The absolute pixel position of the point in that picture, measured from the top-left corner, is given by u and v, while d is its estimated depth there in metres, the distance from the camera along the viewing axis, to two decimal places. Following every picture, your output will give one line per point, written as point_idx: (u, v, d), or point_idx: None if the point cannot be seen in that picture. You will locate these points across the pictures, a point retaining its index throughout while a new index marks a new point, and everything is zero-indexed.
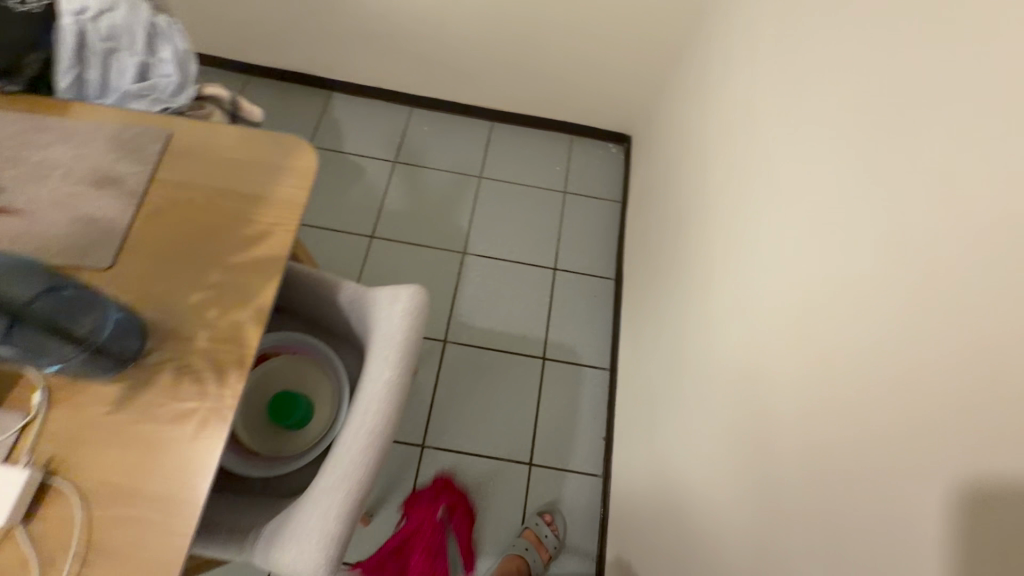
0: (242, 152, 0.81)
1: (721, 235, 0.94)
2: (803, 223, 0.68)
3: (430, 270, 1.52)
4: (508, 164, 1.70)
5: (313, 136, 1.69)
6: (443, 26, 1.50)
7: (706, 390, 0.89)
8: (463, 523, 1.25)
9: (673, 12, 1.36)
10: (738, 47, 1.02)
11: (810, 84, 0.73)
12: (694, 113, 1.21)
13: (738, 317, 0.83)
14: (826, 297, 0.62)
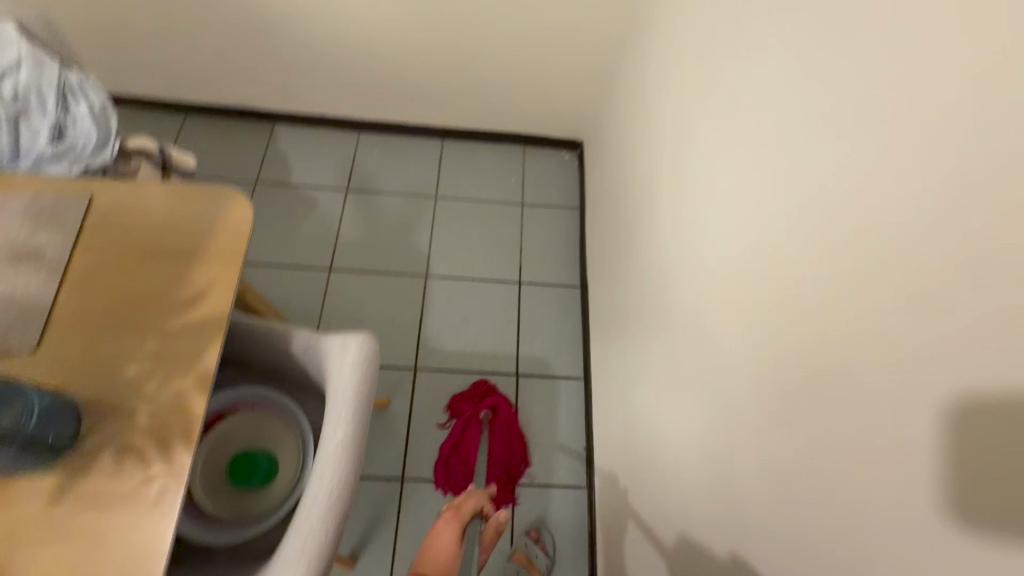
0: (170, 210, 0.78)
1: (673, 242, 0.94)
2: (748, 230, 0.69)
3: (394, 297, 1.49)
4: (463, 181, 1.68)
5: (259, 170, 1.64)
6: (381, 49, 1.48)
7: (671, 400, 0.89)
8: (504, 423, 1.34)
9: (609, 18, 1.37)
10: (675, 54, 1.03)
11: (737, 90, 0.74)
12: (640, 119, 1.21)
13: (692, 324, 0.83)
14: (773, 303, 0.62)
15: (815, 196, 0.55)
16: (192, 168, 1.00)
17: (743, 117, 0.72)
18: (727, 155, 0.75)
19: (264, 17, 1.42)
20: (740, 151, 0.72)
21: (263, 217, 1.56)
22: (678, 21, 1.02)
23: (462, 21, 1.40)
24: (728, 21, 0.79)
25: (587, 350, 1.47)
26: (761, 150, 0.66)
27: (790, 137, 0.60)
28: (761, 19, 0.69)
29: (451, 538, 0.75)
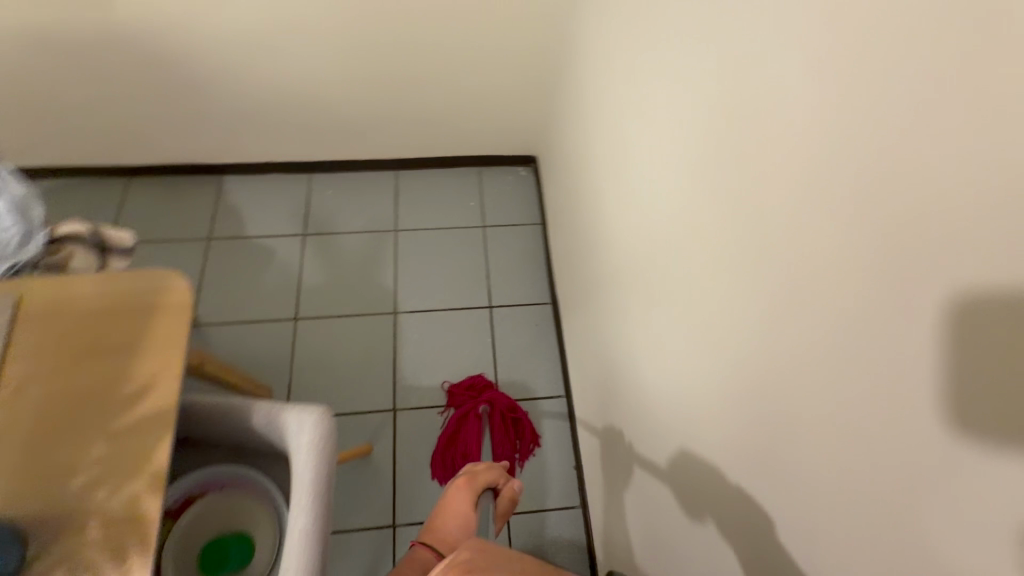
0: (104, 300, 0.75)
1: (637, 260, 0.94)
2: (708, 256, 0.69)
3: (365, 338, 1.47)
4: (422, 210, 1.67)
5: (212, 226, 1.60)
6: (322, 87, 1.46)
7: (659, 419, 0.89)
8: (502, 418, 1.37)
9: (542, 32, 1.38)
10: (609, 73, 1.04)
11: (681, 112, 0.74)
12: (585, 134, 1.22)
13: (669, 343, 0.83)
14: (744, 329, 0.62)
15: (770, 224, 0.55)
16: (131, 243, 0.97)
17: (689, 140, 0.72)
18: (679, 178, 0.76)
19: (197, 69, 1.40)
20: (690, 175, 0.72)
21: (221, 275, 1.52)
22: (608, 40, 1.03)
23: (398, 49, 1.40)
24: (659, 43, 0.80)
25: (565, 366, 1.46)
26: (713, 175, 0.66)
27: (740, 163, 0.61)
28: (693, 42, 0.70)
29: (463, 511, 0.69)
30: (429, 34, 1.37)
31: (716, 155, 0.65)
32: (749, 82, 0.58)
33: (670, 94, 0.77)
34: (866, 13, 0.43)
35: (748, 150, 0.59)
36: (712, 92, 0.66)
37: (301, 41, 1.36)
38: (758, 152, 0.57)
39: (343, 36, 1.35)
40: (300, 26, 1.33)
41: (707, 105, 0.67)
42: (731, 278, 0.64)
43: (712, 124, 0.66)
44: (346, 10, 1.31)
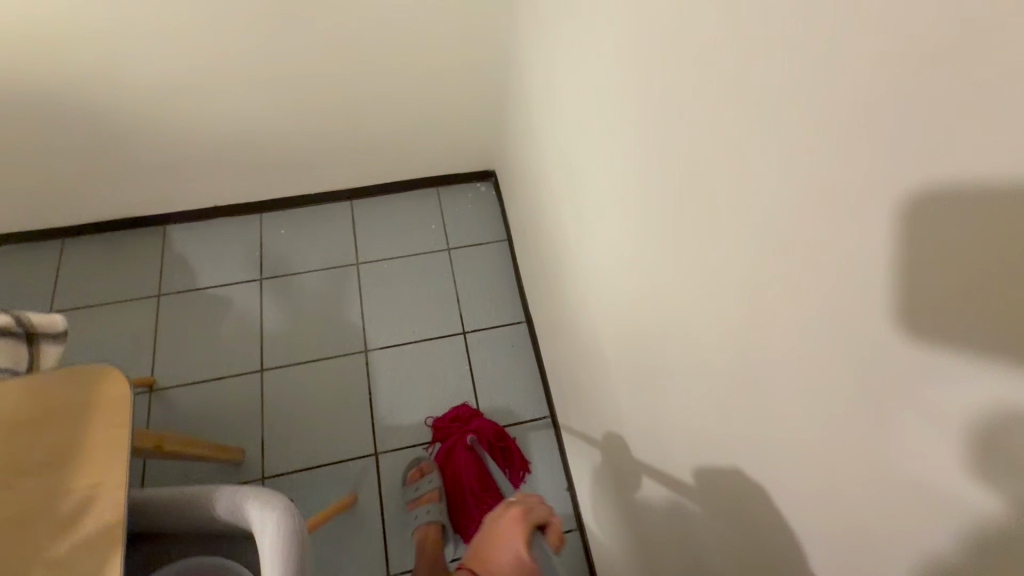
0: (34, 407, 0.69)
1: (607, 286, 0.91)
2: (680, 289, 0.67)
3: (337, 381, 1.41)
4: (382, 239, 1.61)
5: (160, 281, 1.51)
6: (260, 124, 1.39)
7: (649, 448, 0.86)
8: (493, 440, 1.32)
9: (485, 46, 1.33)
10: (555, 92, 1.00)
11: (635, 138, 0.71)
12: (540, 152, 1.18)
13: (651, 372, 0.80)
14: (732, 368, 0.60)
15: (750, 264, 0.53)
16: (63, 325, 0.91)
17: (647, 169, 0.69)
18: (641, 207, 0.73)
19: (121, 120, 1.31)
20: (653, 205, 0.69)
21: (177, 333, 1.44)
22: (550, 58, 1.00)
23: (336, 78, 1.33)
24: (603, 64, 0.77)
25: (546, 386, 1.43)
26: (677, 207, 0.63)
27: (705, 197, 0.58)
28: (639, 67, 0.67)
29: (513, 540, 0.65)
30: (366, 60, 1.30)
31: (678, 187, 0.63)
32: (703, 114, 0.55)
33: (621, 119, 0.74)
34: (822, 55, 0.40)
35: (713, 186, 0.56)
36: (665, 121, 0.63)
37: (229, 79, 1.28)
38: (723, 188, 0.54)
39: (276, 69, 1.28)
40: (226, 64, 1.25)
41: (662, 134, 0.64)
42: (710, 314, 0.61)
43: (670, 153, 0.63)
44: (273, 44, 1.23)
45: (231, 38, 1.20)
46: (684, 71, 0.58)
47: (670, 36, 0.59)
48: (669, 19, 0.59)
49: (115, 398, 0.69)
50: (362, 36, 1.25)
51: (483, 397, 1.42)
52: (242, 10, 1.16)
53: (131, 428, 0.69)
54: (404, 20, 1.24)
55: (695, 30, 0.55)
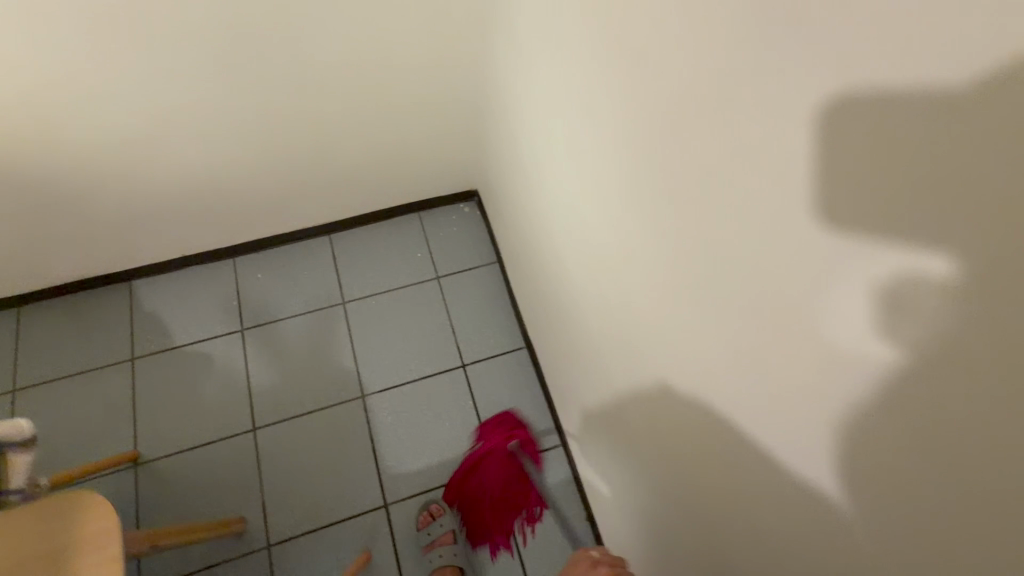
0: (19, 548, 0.67)
1: (630, 324, 0.87)
2: (698, 309, 0.66)
3: (335, 433, 1.34)
4: (366, 273, 1.53)
5: (132, 344, 1.40)
6: (225, 169, 1.29)
7: (682, 496, 0.83)
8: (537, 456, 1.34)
9: (459, 68, 1.26)
10: (552, 122, 0.95)
11: (671, 189, 0.67)
12: (532, 179, 1.13)
13: (687, 420, 0.77)
14: (803, 435, 0.57)
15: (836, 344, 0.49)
16: (31, 430, 0.82)
17: (691, 223, 0.65)
18: (681, 259, 0.69)
19: (68, 181, 1.19)
20: (701, 264, 0.65)
21: (158, 399, 1.35)
22: (543, 86, 0.94)
23: (303, 115, 1.24)
24: (622, 102, 0.72)
25: (553, 413, 1.37)
26: (735, 269, 0.60)
27: (777, 266, 0.54)
28: (674, 116, 0.63)
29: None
30: (334, 94, 1.22)
31: (737, 251, 0.59)
32: (774, 183, 0.51)
33: (649, 168, 0.70)
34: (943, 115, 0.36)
35: (787, 255, 0.52)
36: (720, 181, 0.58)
37: (186, 127, 1.17)
38: (805, 260, 0.50)
39: (237, 112, 1.18)
40: (181, 112, 1.14)
41: (712, 193, 0.60)
42: (778, 375, 0.58)
43: (723, 215, 0.59)
44: (231, 86, 1.13)
45: (183, 84, 1.10)
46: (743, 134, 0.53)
47: (724, 95, 0.54)
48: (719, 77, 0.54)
49: (104, 506, 0.69)
50: (328, 69, 1.17)
51: None
52: (193, 54, 1.05)
53: (120, 556, 0.67)
54: (372, 48, 1.16)
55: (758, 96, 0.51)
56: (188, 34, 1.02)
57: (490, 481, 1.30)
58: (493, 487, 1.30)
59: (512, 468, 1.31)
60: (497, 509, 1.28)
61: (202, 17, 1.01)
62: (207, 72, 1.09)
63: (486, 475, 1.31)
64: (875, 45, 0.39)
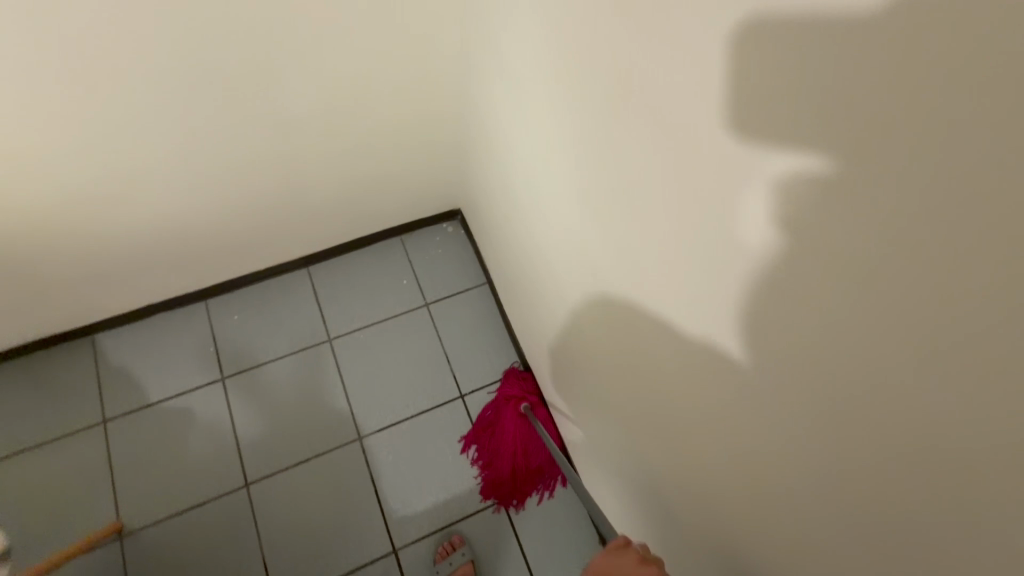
0: None
1: (637, 372, 0.84)
2: (717, 372, 0.63)
3: (334, 481, 1.28)
4: (351, 306, 1.46)
5: (102, 404, 1.30)
6: (192, 215, 1.18)
7: (696, 547, 0.81)
8: (549, 421, 1.30)
9: (438, 95, 1.19)
10: (546, 158, 0.90)
11: (683, 247, 0.62)
12: (526, 211, 1.08)
13: (699, 479, 0.75)
14: (840, 514, 0.53)
15: (890, 436, 0.45)
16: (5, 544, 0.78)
17: (707, 284, 0.60)
18: (695, 318, 0.64)
19: (12, 246, 1.07)
20: (719, 325, 0.60)
21: (138, 461, 1.26)
22: (536, 122, 0.88)
23: (274, 154, 1.14)
24: (622, 151, 0.67)
25: None
26: (763, 338, 0.55)
27: (816, 343, 0.49)
28: (686, 174, 0.57)
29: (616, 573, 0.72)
30: (308, 131, 1.13)
31: (766, 320, 0.54)
32: (814, 259, 0.46)
33: (657, 220, 0.65)
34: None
35: (830, 335, 0.48)
36: (746, 247, 0.53)
37: (145, 176, 1.07)
38: (852, 344, 0.46)
39: (198, 158, 1.08)
40: (139, 161, 1.04)
41: (735, 258, 0.55)
42: (805, 453, 0.55)
43: (751, 281, 0.54)
44: (194, 132, 1.03)
45: (140, 133, 0.99)
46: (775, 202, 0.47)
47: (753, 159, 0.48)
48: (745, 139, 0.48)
49: None
50: (300, 106, 1.07)
51: None
52: (148, 102, 0.95)
53: None
54: (348, 81, 1.07)
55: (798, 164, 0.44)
56: (143, 83, 0.92)
57: (502, 440, 1.30)
58: (506, 445, 1.29)
59: (522, 428, 1.29)
60: (510, 467, 1.28)
61: (158, 64, 0.90)
62: (166, 120, 0.99)
63: (498, 432, 1.31)
64: (940, 138, 0.34)
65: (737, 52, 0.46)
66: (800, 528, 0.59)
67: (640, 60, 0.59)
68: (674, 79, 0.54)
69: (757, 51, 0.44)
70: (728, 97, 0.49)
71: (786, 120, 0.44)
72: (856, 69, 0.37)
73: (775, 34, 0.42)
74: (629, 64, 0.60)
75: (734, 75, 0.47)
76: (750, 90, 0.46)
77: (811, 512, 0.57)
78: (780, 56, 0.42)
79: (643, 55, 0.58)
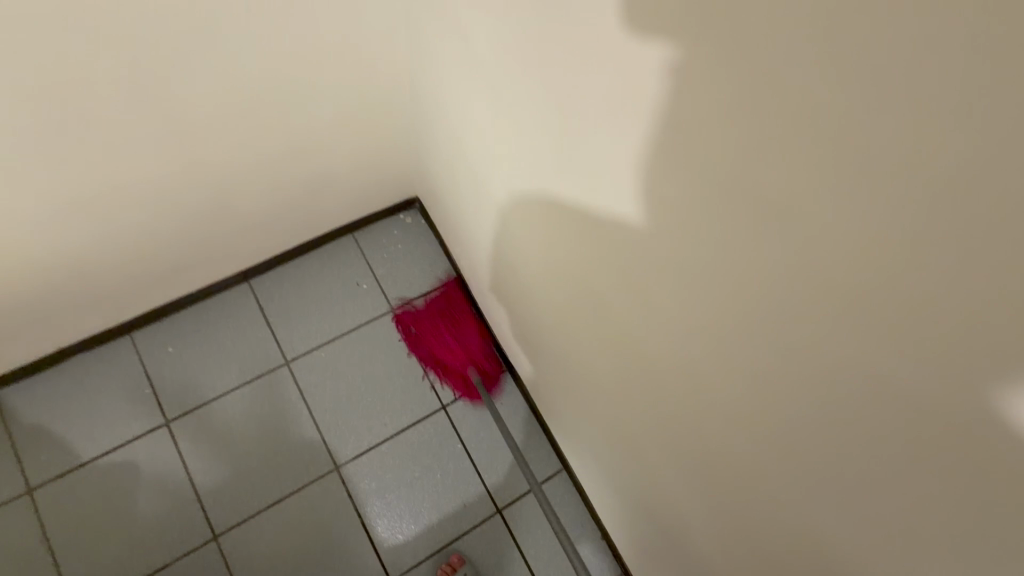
0: None
1: (660, 390, 0.79)
2: (742, 373, 0.62)
3: (314, 517, 1.18)
4: (305, 321, 1.33)
5: (25, 474, 1.14)
6: (111, 236, 1.04)
7: (736, 552, 0.79)
8: (465, 315, 1.34)
9: (381, 78, 1.06)
10: (535, 162, 0.82)
11: (735, 274, 0.56)
12: (507, 214, 0.98)
13: (721, 472, 0.74)
14: (929, 546, 0.50)
15: (1000, 487, 0.41)
16: None
17: (779, 319, 0.54)
18: (752, 346, 0.59)
19: None
20: (780, 355, 0.56)
21: (81, 533, 1.12)
22: (525, 125, 0.80)
23: (198, 160, 1.01)
24: (652, 181, 0.61)
25: (548, 435, 1.29)
26: (836, 373, 0.51)
27: (922, 393, 0.44)
28: (745, 204, 0.51)
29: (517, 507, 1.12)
30: (234, 132, 0.99)
31: (855, 362, 0.48)
32: (928, 316, 0.41)
33: (706, 249, 0.58)
34: None
35: (930, 388, 0.43)
36: (837, 287, 0.47)
37: (50, 205, 0.93)
38: (951, 392, 0.42)
39: (111, 172, 0.94)
40: (35, 186, 0.88)
41: (815, 297, 0.49)
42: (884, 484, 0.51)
43: (833, 322, 0.48)
44: (105, 148, 0.90)
45: (38, 159, 0.85)
46: (878, 244, 0.42)
47: (847, 201, 0.42)
48: (837, 183, 0.42)
49: None
50: (225, 106, 0.94)
51: (485, 472, 1.25)
52: (40, 117, 0.80)
53: None
54: (269, 67, 0.92)
55: (910, 212, 0.39)
56: (24, 103, 0.77)
57: (421, 336, 1.33)
58: (430, 340, 1.32)
59: (438, 324, 1.33)
60: (432, 359, 1.32)
61: (45, 69, 0.75)
62: (66, 140, 0.85)
63: (420, 333, 1.33)
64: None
65: (815, 84, 0.40)
66: (879, 554, 0.56)
67: (665, 68, 0.52)
68: (689, 81, 0.50)
69: (835, 80, 0.39)
70: (805, 135, 0.43)
71: (893, 168, 0.38)
72: (973, 106, 0.33)
73: (864, 64, 0.37)
74: (641, 63, 0.54)
75: (808, 111, 0.42)
76: (831, 130, 0.41)
77: (884, 535, 0.54)
78: (870, 90, 0.37)
79: (669, 61, 0.51)
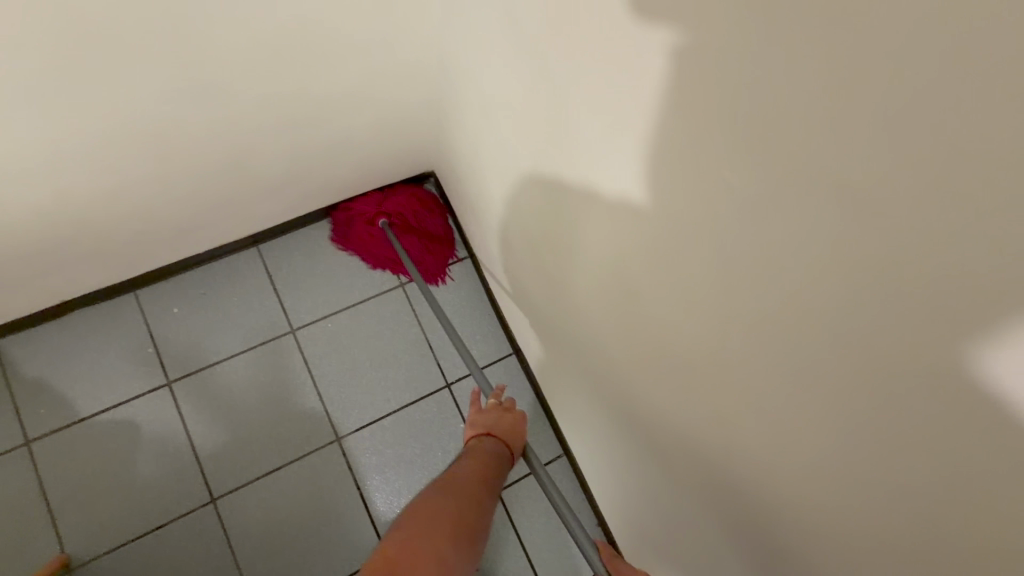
0: None
1: (674, 387, 0.77)
2: (761, 378, 0.61)
3: (313, 487, 1.18)
4: (311, 291, 1.31)
5: (24, 428, 1.13)
6: (120, 196, 1.02)
7: (737, 550, 0.79)
8: (404, 225, 1.33)
9: (408, 49, 1.02)
10: (559, 143, 0.79)
11: (764, 278, 0.55)
12: (526, 196, 0.96)
13: (729, 472, 0.73)
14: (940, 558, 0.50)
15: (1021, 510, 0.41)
16: None
17: (813, 322, 0.52)
18: (776, 350, 0.57)
19: None
20: (803, 364, 0.55)
21: (78, 489, 1.11)
22: (555, 102, 0.75)
23: (214, 123, 0.98)
24: (681, 180, 0.59)
25: (551, 419, 1.29)
26: (858, 387, 0.50)
27: (962, 410, 0.42)
28: (777, 209, 0.50)
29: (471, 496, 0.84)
30: (251, 92, 0.96)
31: (890, 375, 0.46)
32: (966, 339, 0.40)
33: (736, 251, 0.56)
34: None
35: (961, 408, 0.42)
36: (877, 295, 0.45)
37: (62, 159, 0.90)
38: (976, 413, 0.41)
39: (125, 130, 0.91)
40: (48, 140, 0.86)
41: (855, 300, 0.47)
42: (899, 496, 0.51)
43: (861, 336, 0.48)
44: (120, 107, 0.87)
45: (50, 113, 0.82)
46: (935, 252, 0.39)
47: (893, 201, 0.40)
48: (891, 187, 0.40)
49: None
50: (244, 70, 0.91)
51: None
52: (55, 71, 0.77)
53: None
54: (291, 32, 0.89)
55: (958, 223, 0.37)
56: (39, 56, 0.74)
57: (367, 249, 1.34)
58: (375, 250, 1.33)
59: (376, 233, 1.32)
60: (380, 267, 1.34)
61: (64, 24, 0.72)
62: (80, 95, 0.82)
63: (365, 246, 1.33)
64: None
65: (881, 71, 0.38)
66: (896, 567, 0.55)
67: (707, 62, 0.50)
68: (731, 78, 0.48)
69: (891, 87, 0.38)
70: (862, 132, 0.40)
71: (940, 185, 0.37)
72: None
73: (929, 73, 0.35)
74: (670, 39, 0.52)
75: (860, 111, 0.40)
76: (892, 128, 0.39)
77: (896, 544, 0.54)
78: (929, 102, 0.36)
79: (709, 54, 0.49)
